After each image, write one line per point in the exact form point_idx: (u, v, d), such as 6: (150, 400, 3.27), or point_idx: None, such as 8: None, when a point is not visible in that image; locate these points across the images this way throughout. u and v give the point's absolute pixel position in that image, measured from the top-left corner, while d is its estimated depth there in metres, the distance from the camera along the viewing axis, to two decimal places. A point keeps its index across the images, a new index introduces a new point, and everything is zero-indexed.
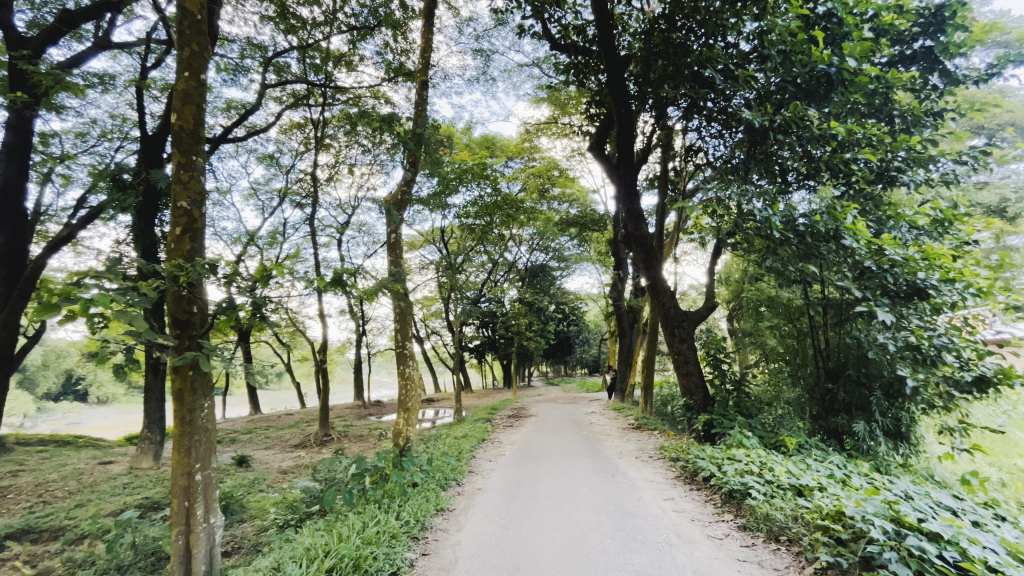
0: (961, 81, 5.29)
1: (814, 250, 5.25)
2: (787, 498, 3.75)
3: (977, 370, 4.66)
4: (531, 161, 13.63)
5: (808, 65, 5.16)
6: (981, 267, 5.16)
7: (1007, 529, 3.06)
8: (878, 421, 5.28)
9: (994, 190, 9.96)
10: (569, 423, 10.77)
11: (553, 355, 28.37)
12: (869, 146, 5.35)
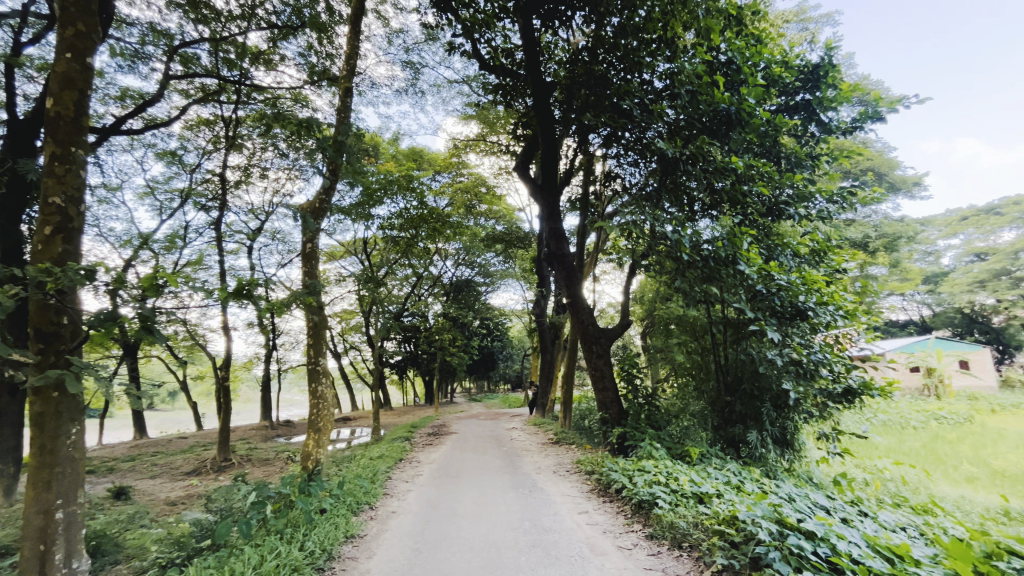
0: (832, 130, 6.13)
1: (717, 273, 5.72)
2: (689, 506, 3.98)
3: (845, 381, 5.49)
4: (458, 176, 13.65)
5: (711, 105, 5.69)
6: (849, 292, 5.94)
7: (868, 524, 3.49)
8: (768, 430, 5.82)
9: (857, 226, 11.61)
10: (489, 440, 10.72)
11: (476, 370, 28.25)
12: (762, 182, 5.97)
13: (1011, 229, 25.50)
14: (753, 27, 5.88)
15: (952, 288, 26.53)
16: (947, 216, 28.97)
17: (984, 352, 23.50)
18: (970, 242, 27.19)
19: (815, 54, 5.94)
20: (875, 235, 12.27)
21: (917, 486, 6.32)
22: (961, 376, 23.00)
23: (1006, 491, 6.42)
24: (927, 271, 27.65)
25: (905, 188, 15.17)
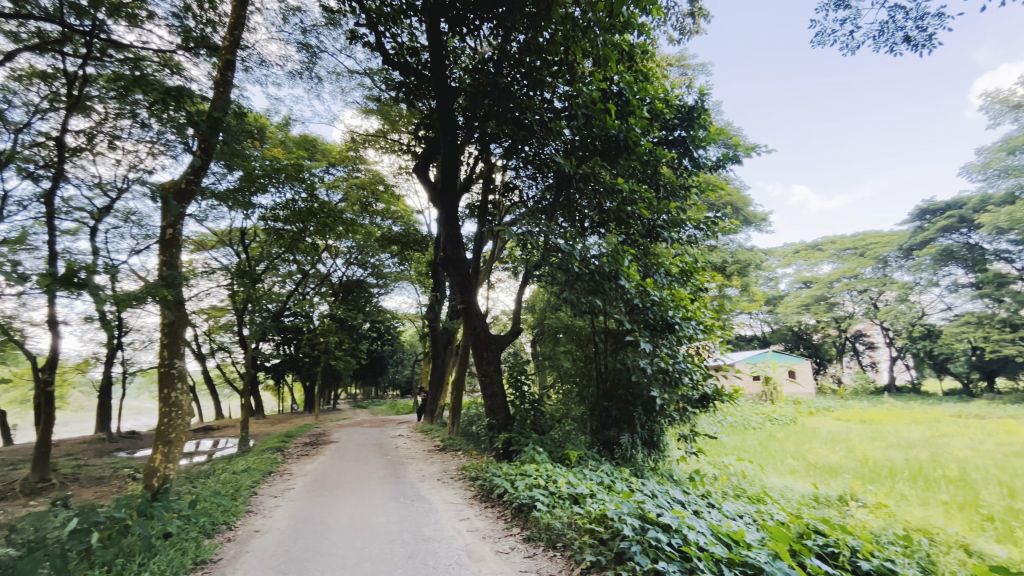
0: (702, 166, 6.92)
1: (601, 287, 6.09)
2: (565, 507, 4.17)
3: (702, 389, 6.25)
4: (355, 171, 13.02)
5: (603, 130, 6.10)
6: (709, 309, 6.73)
7: (714, 515, 3.96)
8: (638, 432, 6.34)
9: (718, 251, 13.27)
10: (372, 448, 10.27)
11: (364, 375, 26.99)
12: (644, 206, 6.54)
13: (828, 263, 31.06)
14: (641, 65, 6.44)
15: (787, 309, 31.46)
16: (784, 249, 34.40)
17: (806, 364, 28.22)
18: (800, 271, 32.56)
19: (691, 97, 6.67)
20: (731, 261, 14.17)
21: (753, 479, 7.37)
22: (790, 384, 27.32)
23: (816, 479, 7.76)
24: (769, 294, 32.51)
25: (756, 222, 17.70)
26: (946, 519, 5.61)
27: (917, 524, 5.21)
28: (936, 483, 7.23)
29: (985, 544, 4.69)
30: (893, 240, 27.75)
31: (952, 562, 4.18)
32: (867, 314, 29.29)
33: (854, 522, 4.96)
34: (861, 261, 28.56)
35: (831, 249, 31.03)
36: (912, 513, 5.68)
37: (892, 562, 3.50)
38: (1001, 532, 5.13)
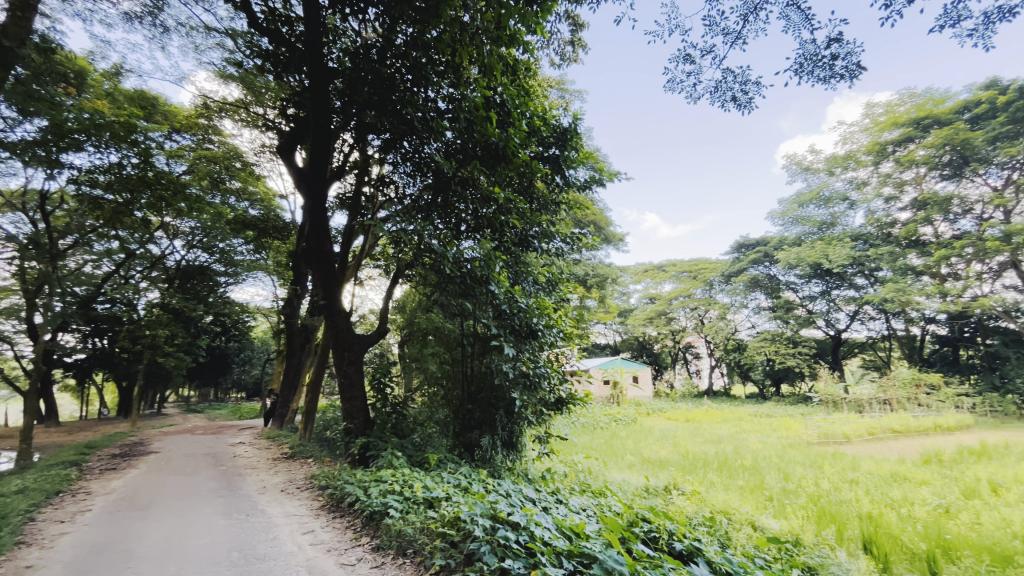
0: (572, 184, 7.42)
1: (471, 291, 6.12)
2: (419, 512, 4.10)
3: (557, 393, 6.69)
4: (206, 142, 11.38)
5: (484, 136, 6.17)
6: (568, 318, 7.22)
7: (560, 510, 4.25)
8: (498, 434, 6.47)
9: (581, 265, 14.40)
10: (203, 458, 8.99)
11: (200, 375, 23.69)
12: (517, 215, 6.76)
13: (669, 282, 35.64)
14: (524, 80, 6.66)
15: (635, 321, 35.27)
16: (636, 267, 38.62)
17: (647, 370, 31.90)
18: (647, 289, 36.81)
19: (566, 119, 7.11)
20: (592, 274, 15.52)
21: (597, 474, 8.08)
22: (633, 388, 30.61)
23: (648, 472, 8.79)
24: (622, 307, 36.14)
25: (614, 242, 19.63)
26: (741, 500, 6.77)
27: (720, 506, 6.19)
28: (735, 471, 8.70)
29: (766, 519, 5.76)
30: (718, 267, 32.92)
31: (742, 537, 5.03)
32: (695, 328, 34.21)
33: (672, 508, 5.73)
34: (693, 283, 33.30)
35: (672, 271, 35.67)
36: (717, 497, 6.75)
37: (698, 541, 4.10)
38: (777, 509, 6.35)
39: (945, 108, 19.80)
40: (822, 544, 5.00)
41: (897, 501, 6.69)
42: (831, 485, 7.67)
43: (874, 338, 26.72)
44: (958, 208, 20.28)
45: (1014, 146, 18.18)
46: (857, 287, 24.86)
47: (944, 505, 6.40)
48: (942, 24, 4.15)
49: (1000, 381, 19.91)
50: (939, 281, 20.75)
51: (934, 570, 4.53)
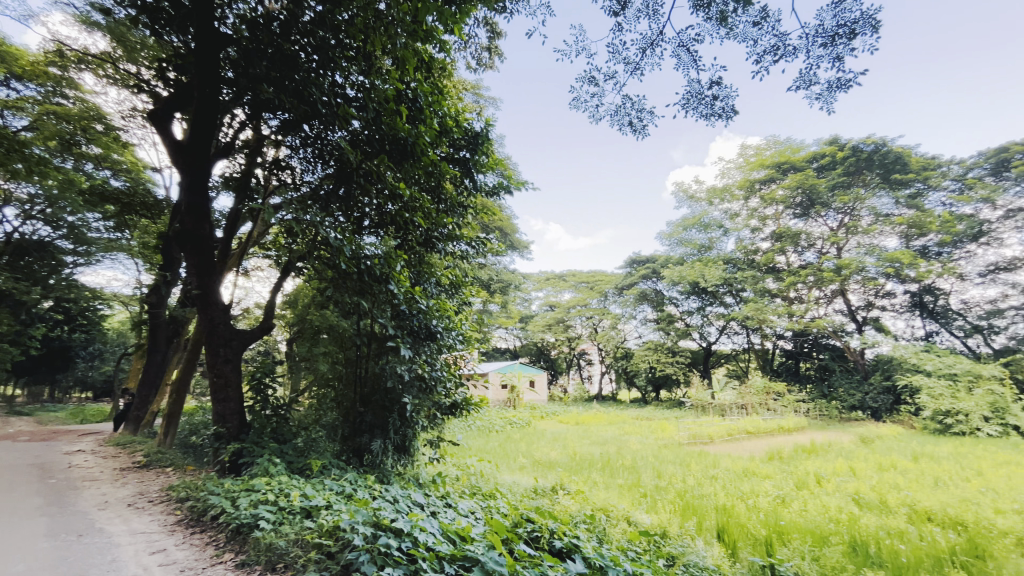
0: (480, 188, 7.44)
1: (368, 288, 5.81)
2: (294, 522, 3.81)
3: (453, 397, 6.65)
4: (58, 97, 9.69)
5: (393, 130, 5.93)
6: (468, 321, 7.22)
7: (448, 514, 4.23)
8: (391, 438, 6.20)
9: (485, 270, 14.57)
10: (27, 469, 7.54)
11: (30, 370, 19.90)
12: (422, 215, 6.61)
13: (569, 292, 37.47)
14: (438, 78, 6.55)
15: (535, 327, 36.42)
16: (539, 275, 39.97)
17: (544, 374, 33.07)
18: (548, 296, 38.28)
19: (478, 123, 7.07)
20: (496, 279, 15.77)
21: (489, 477, 8.17)
22: (530, 392, 31.51)
23: (537, 473, 9.10)
24: (524, 313, 37.13)
25: (520, 249, 20.19)
26: (619, 497, 7.27)
27: (601, 504, 6.58)
28: (616, 470, 9.33)
29: (639, 514, 6.24)
30: (613, 279, 35.25)
31: (618, 532, 5.40)
32: (590, 336, 36.24)
33: (558, 508, 5.99)
34: (590, 293, 35.37)
35: (572, 281, 37.54)
36: (599, 495, 7.17)
37: (576, 537, 4.34)
38: (649, 504, 6.92)
39: (800, 156, 23.37)
40: (684, 535, 5.54)
41: (746, 493, 7.63)
42: (695, 481, 8.53)
43: (737, 350, 30.34)
44: (805, 242, 23.93)
45: (845, 194, 21.99)
46: (726, 304, 28.12)
47: (781, 495, 7.44)
48: (797, 85, 4.88)
49: (828, 389, 23.71)
50: (788, 303, 24.24)
51: (770, 552, 5.25)
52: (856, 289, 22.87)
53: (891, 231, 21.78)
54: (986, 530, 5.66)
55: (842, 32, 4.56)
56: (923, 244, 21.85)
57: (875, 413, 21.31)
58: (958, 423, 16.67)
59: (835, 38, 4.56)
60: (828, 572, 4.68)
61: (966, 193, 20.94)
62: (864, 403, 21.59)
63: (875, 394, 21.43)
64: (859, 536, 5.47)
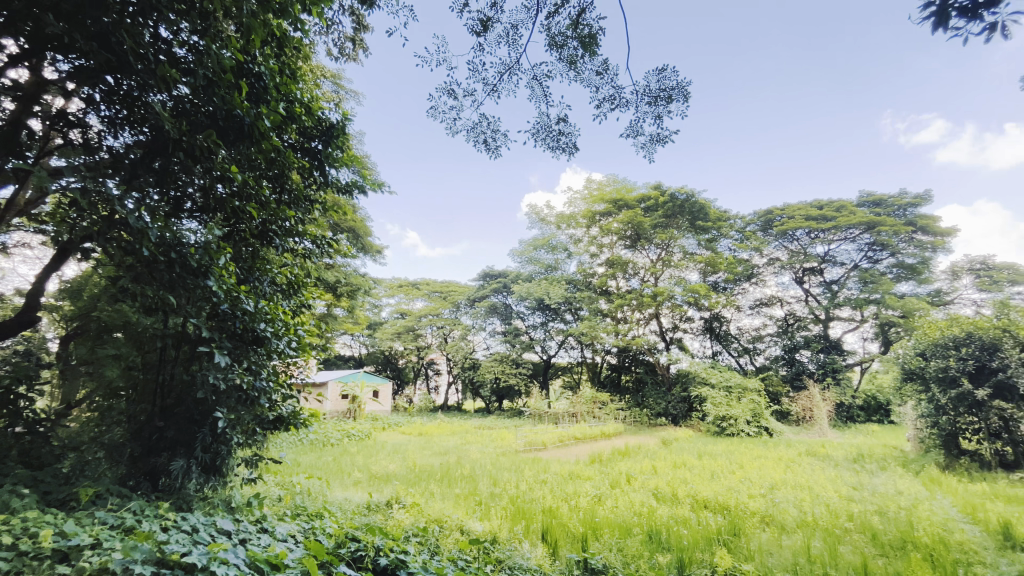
0: (331, 184, 6.89)
1: (181, 282, 4.83)
2: (40, 569, 3.00)
3: (278, 410, 5.99)
4: None
5: (229, 104, 5.03)
6: (304, 327, 6.60)
7: (259, 541, 3.79)
8: (197, 457, 5.29)
9: (332, 271, 13.60)
10: None
11: None
12: (258, 204, 5.82)
13: (421, 300, 37.04)
14: (290, 58, 5.92)
15: (383, 335, 35.01)
16: (391, 281, 38.73)
17: (389, 384, 31.81)
18: (399, 304, 37.23)
19: (334, 115, 6.57)
20: (343, 282, 14.82)
21: (316, 494, 7.53)
22: (372, 402, 30.04)
23: (372, 488, 8.68)
24: (372, 319, 35.53)
25: (372, 253, 19.40)
26: (454, 507, 7.33)
27: (435, 515, 6.54)
28: (454, 480, 9.38)
29: (472, 522, 6.36)
30: (465, 291, 35.88)
31: (449, 542, 5.43)
32: (439, 346, 36.21)
33: (391, 523, 5.79)
34: (443, 303, 35.51)
35: (424, 289, 37.25)
36: (434, 506, 7.13)
37: (404, 553, 4.26)
38: (482, 512, 7.12)
39: (632, 196, 26.69)
40: (513, 539, 5.81)
41: (569, 494, 8.34)
42: (527, 486, 9.01)
43: (572, 363, 33.22)
44: (631, 270, 27.52)
45: (664, 232, 25.93)
46: (566, 321, 30.69)
47: (598, 495, 8.29)
48: (628, 134, 5.63)
49: (641, 399, 27.36)
50: (615, 322, 27.45)
51: (585, 547, 5.78)
52: (666, 314, 27.00)
53: (693, 267, 26.32)
54: (742, 512, 7.08)
55: (663, 95, 5.43)
56: (715, 280, 26.91)
57: (674, 419, 25.24)
58: (729, 426, 20.68)
59: (658, 99, 5.40)
60: (629, 559, 5.33)
61: (744, 243, 26.48)
62: (667, 410, 25.46)
63: (675, 402, 25.39)
64: (655, 526, 6.37)
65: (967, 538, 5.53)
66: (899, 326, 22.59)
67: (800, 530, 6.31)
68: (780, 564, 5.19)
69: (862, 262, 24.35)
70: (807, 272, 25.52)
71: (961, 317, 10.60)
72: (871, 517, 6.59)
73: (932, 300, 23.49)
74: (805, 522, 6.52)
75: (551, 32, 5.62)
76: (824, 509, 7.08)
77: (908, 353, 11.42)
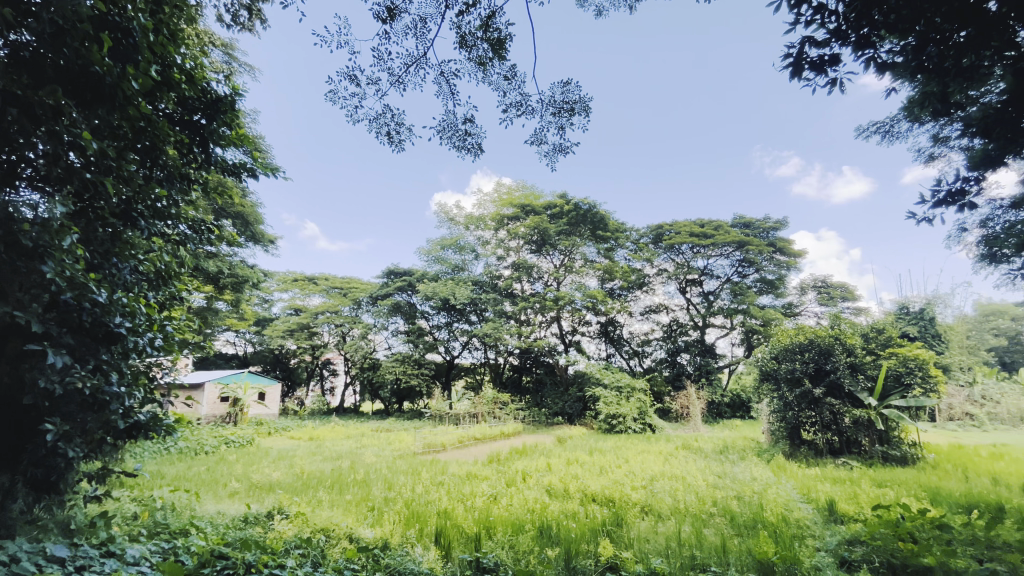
0: (216, 164, 6.16)
1: (9, 264, 3.99)
2: None
3: (134, 417, 5.16)
4: None
5: (84, 58, 4.22)
6: (173, 321, 5.85)
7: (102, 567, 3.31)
8: (23, 475, 4.39)
9: (213, 260, 12.27)
10: None
11: None
12: (120, 178, 4.92)
13: (318, 296, 34.80)
14: (170, 17, 5.21)
15: (273, 332, 32.30)
16: (285, 274, 35.96)
17: (278, 385, 29.45)
18: (293, 299, 34.66)
19: (221, 87, 5.83)
20: (227, 273, 13.44)
21: (181, 508, 6.70)
22: (256, 406, 27.52)
23: (251, 499, 7.92)
24: (260, 315, 32.62)
25: (264, 243, 17.85)
26: (344, 514, 6.96)
27: (322, 523, 6.16)
28: (345, 486, 8.92)
29: (363, 529, 6.08)
30: (368, 288, 34.37)
31: (336, 551, 5.15)
32: (336, 345, 34.30)
33: (271, 535, 5.34)
34: (342, 300, 33.68)
35: (322, 285, 35.07)
36: (321, 515, 6.69)
37: (281, 567, 4.15)
38: (374, 517, 6.84)
39: (540, 203, 27.77)
40: (405, 544, 5.65)
41: (466, 495, 8.34)
42: (423, 489, 8.83)
43: (475, 364, 33.38)
44: (535, 274, 28.38)
45: (568, 240, 27.15)
46: (470, 322, 30.89)
47: (494, 494, 8.38)
48: (531, 141, 5.80)
49: (540, 399, 28.26)
50: (519, 324, 28.11)
51: (478, 547, 5.80)
52: (566, 317, 28.27)
53: (593, 274, 27.85)
54: (626, 503, 7.61)
55: (566, 108, 5.67)
56: (611, 287, 28.73)
57: (570, 418, 26.46)
58: (618, 424, 22.15)
59: (561, 110, 5.63)
60: (520, 555, 5.44)
61: (638, 253, 28.64)
62: (563, 409, 26.65)
63: (571, 402, 26.64)
64: (545, 522, 6.59)
65: (803, 515, 6.49)
66: (759, 333, 25.90)
67: (674, 516, 6.95)
68: (656, 548, 5.66)
69: (733, 276, 27.53)
70: (689, 283, 28.23)
71: (805, 326, 12.41)
72: (731, 501, 7.45)
73: (785, 311, 27.25)
74: (678, 509, 7.19)
75: (461, 30, 5.61)
76: (694, 496, 7.87)
77: (764, 357, 13.10)
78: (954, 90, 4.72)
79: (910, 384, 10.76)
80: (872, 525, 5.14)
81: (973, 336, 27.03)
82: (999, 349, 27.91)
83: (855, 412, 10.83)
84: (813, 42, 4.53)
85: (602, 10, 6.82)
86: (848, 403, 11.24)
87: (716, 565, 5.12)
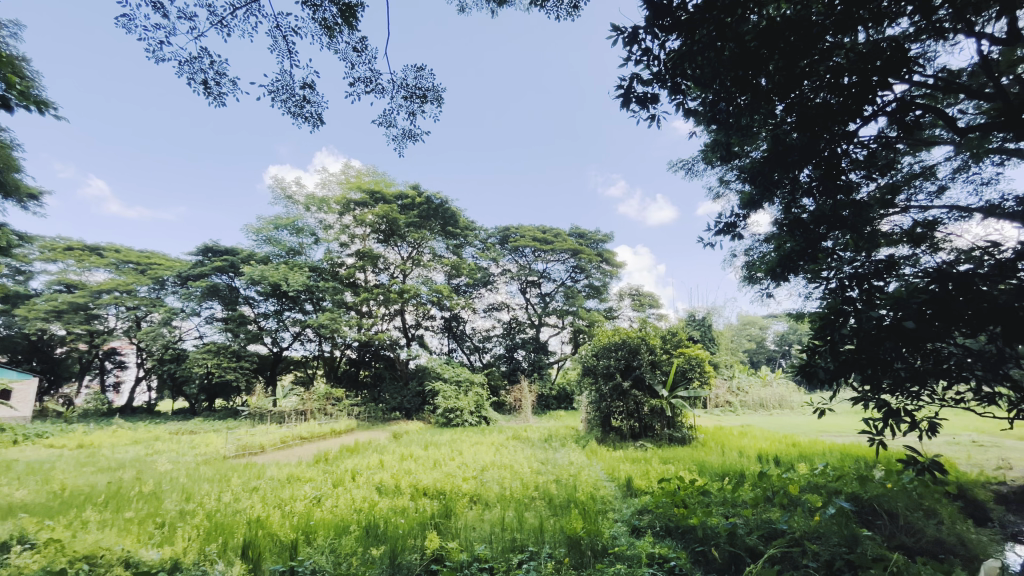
0: None
1: None
2: None
3: None
4: None
5: None
6: None
7: None
8: None
9: None
10: None
11: None
12: None
13: (102, 271, 28.18)
14: None
15: (29, 312, 25.15)
16: (52, 240, 28.28)
17: (32, 381, 23.11)
18: (63, 272, 27.46)
19: None
20: None
21: None
22: None
23: None
24: (10, 290, 25.13)
25: (18, 196, 13.73)
26: (116, 536, 5.72)
27: (87, 548, 4.99)
28: (125, 502, 7.36)
29: (145, 551, 5.09)
30: (174, 265, 29.01)
31: None
32: (125, 332, 28.21)
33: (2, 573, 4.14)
34: (138, 278, 27.84)
35: (110, 258, 28.52)
36: (85, 539, 5.40)
37: None
38: (161, 536, 5.76)
39: (390, 191, 26.80)
40: (202, 563, 4.92)
41: (284, 500, 7.58)
42: (232, 497, 7.79)
43: (307, 356, 30.72)
44: (382, 265, 27.27)
45: (417, 233, 26.77)
46: (304, 312, 28.50)
47: (317, 496, 7.80)
48: (380, 121, 5.55)
49: (377, 394, 27.36)
50: (359, 316, 26.68)
51: (293, 555, 5.31)
52: (410, 310, 27.85)
53: (440, 269, 27.87)
54: (456, 493, 7.83)
55: (418, 94, 5.56)
56: (457, 282, 29.25)
57: (408, 412, 26.17)
58: (455, 417, 22.51)
59: (414, 96, 5.51)
60: (341, 558, 5.14)
61: (485, 252, 29.63)
62: (401, 404, 26.23)
63: (410, 396, 26.39)
64: (372, 520, 6.35)
65: (607, 491, 7.44)
66: (585, 332, 28.89)
67: (500, 503, 7.33)
68: (481, 534, 5.89)
69: (567, 280, 30.32)
70: (529, 284, 30.15)
71: (620, 327, 14.24)
72: (551, 485, 8.16)
73: (606, 314, 30.96)
74: (503, 496, 7.60)
75: None
76: (518, 482, 8.44)
77: (586, 354, 14.66)
78: (733, 143, 5.89)
79: (692, 377, 13.28)
80: (657, 496, 6.12)
81: (734, 339, 34.22)
82: (749, 351, 35.97)
83: (652, 401, 12.77)
84: (639, 80, 5.20)
85: (465, 6, 6.87)
86: (647, 393, 13.21)
87: (532, 545, 5.54)
